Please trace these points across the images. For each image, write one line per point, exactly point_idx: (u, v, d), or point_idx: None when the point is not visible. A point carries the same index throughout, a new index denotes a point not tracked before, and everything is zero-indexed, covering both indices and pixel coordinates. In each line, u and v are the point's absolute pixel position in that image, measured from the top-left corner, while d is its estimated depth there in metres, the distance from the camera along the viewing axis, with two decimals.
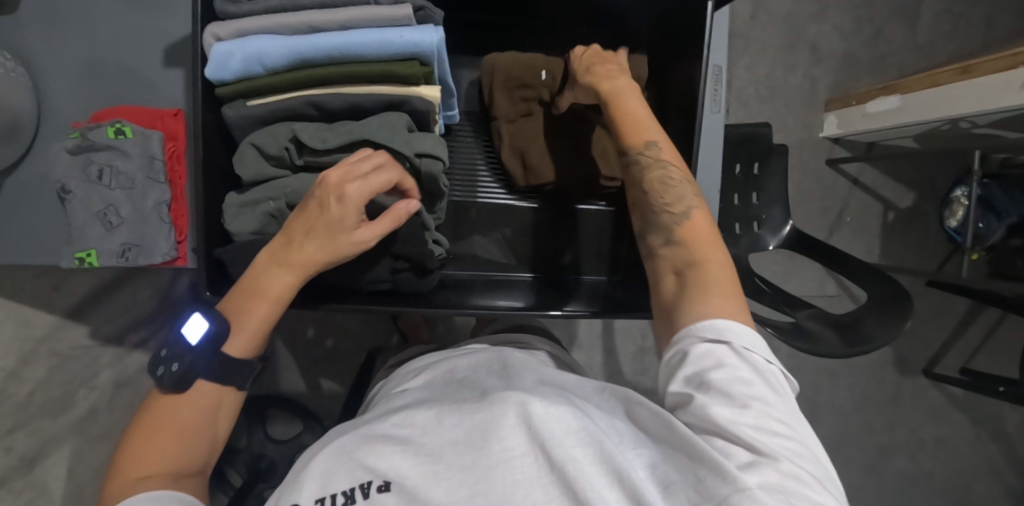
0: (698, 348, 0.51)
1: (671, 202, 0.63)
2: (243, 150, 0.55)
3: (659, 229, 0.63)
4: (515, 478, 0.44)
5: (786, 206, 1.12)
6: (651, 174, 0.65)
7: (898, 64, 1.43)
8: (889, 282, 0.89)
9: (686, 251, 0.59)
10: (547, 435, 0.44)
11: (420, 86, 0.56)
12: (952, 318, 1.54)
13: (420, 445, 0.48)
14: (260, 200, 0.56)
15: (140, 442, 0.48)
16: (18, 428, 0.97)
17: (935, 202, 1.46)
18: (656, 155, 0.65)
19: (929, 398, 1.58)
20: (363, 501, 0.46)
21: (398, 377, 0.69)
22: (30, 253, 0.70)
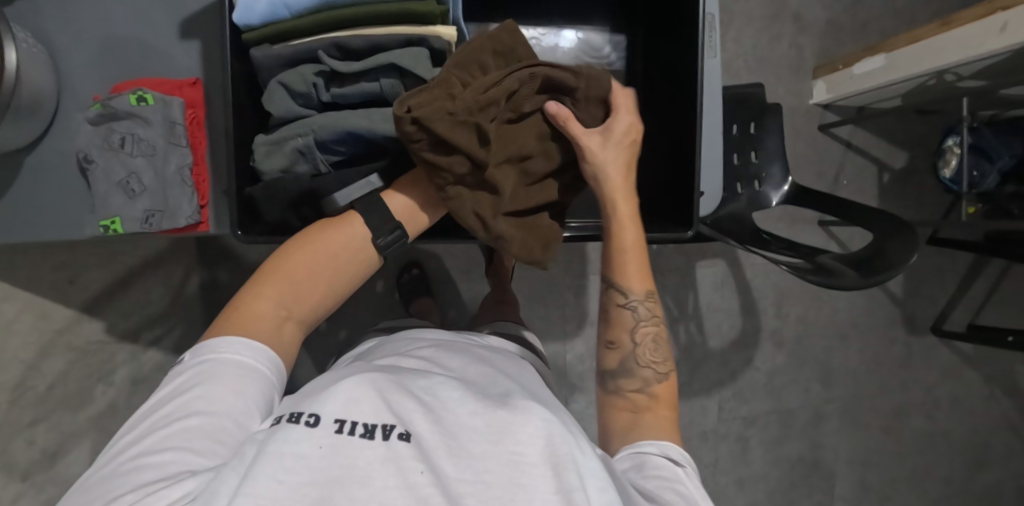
0: (654, 460, 0.54)
1: (654, 360, 0.64)
2: (272, 89, 0.60)
3: (630, 377, 0.63)
4: (521, 480, 0.40)
5: (785, 165, 1.13)
6: (642, 330, 0.65)
7: (878, 30, 1.48)
8: (893, 217, 0.91)
9: (654, 394, 0.62)
10: (567, 456, 0.41)
11: (436, 25, 0.59)
12: (954, 274, 1.57)
13: (441, 415, 0.44)
14: (288, 137, 0.61)
15: (269, 278, 0.53)
16: (40, 421, 0.91)
17: (927, 161, 1.50)
18: (649, 311, 0.65)
19: (940, 356, 1.59)
20: (380, 442, 0.40)
21: (414, 341, 0.66)
22: (57, 229, 0.71)
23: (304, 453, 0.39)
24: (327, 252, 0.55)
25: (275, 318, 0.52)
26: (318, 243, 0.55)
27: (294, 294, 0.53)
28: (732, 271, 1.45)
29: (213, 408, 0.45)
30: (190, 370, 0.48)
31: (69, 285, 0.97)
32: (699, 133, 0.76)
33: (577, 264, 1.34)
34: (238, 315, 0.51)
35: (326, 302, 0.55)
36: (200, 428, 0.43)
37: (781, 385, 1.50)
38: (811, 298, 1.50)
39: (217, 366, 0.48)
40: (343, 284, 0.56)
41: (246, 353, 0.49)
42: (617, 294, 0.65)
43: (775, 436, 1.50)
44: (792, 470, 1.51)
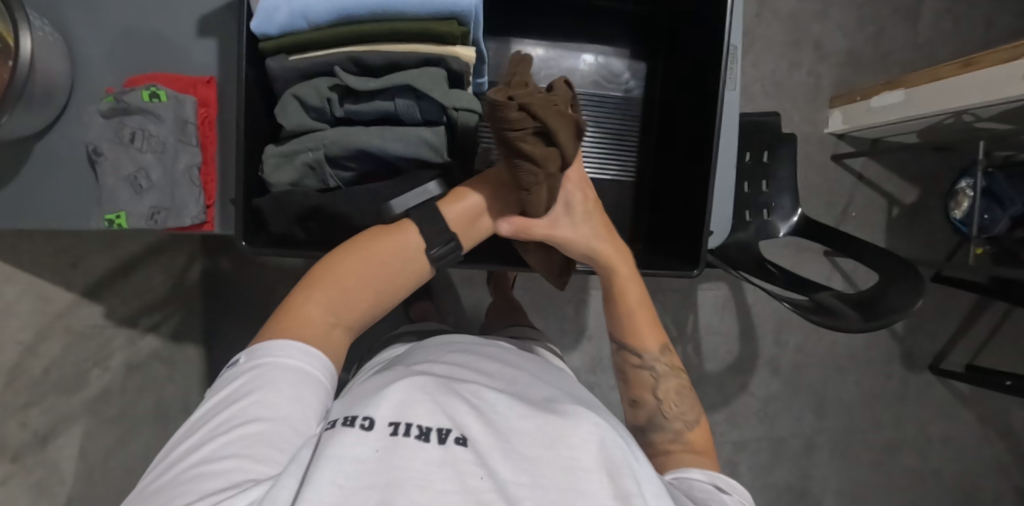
0: (699, 480, 0.55)
1: (683, 412, 0.63)
2: (286, 100, 0.60)
3: (658, 429, 0.62)
4: (576, 486, 0.40)
5: (796, 196, 1.12)
6: (662, 385, 0.65)
7: (899, 63, 1.47)
8: (899, 260, 0.91)
9: (684, 434, 0.61)
10: (623, 462, 0.41)
11: (456, 46, 0.59)
12: (956, 313, 1.57)
13: (491, 416, 0.44)
14: (299, 150, 0.61)
15: (323, 282, 0.54)
16: (34, 403, 0.89)
17: (938, 198, 1.49)
18: (669, 361, 0.66)
19: (936, 394, 1.59)
20: (437, 445, 0.40)
21: (443, 345, 0.64)
22: (62, 219, 0.71)
23: (361, 455, 0.39)
24: (380, 261, 0.56)
25: (325, 324, 0.53)
26: (375, 250, 0.57)
27: (342, 302, 0.54)
28: (734, 295, 1.44)
29: (271, 413, 0.45)
30: (240, 378, 0.48)
31: (72, 268, 0.97)
32: (713, 172, 0.76)
33: (579, 278, 1.34)
34: (286, 318, 0.52)
35: (369, 313, 0.56)
36: (258, 436, 0.43)
37: (774, 412, 1.50)
38: (811, 327, 1.50)
39: (271, 373, 0.48)
40: (391, 295, 0.57)
41: (299, 358, 0.49)
42: (631, 356, 0.66)
43: (765, 462, 1.49)
44: (779, 497, 1.51)
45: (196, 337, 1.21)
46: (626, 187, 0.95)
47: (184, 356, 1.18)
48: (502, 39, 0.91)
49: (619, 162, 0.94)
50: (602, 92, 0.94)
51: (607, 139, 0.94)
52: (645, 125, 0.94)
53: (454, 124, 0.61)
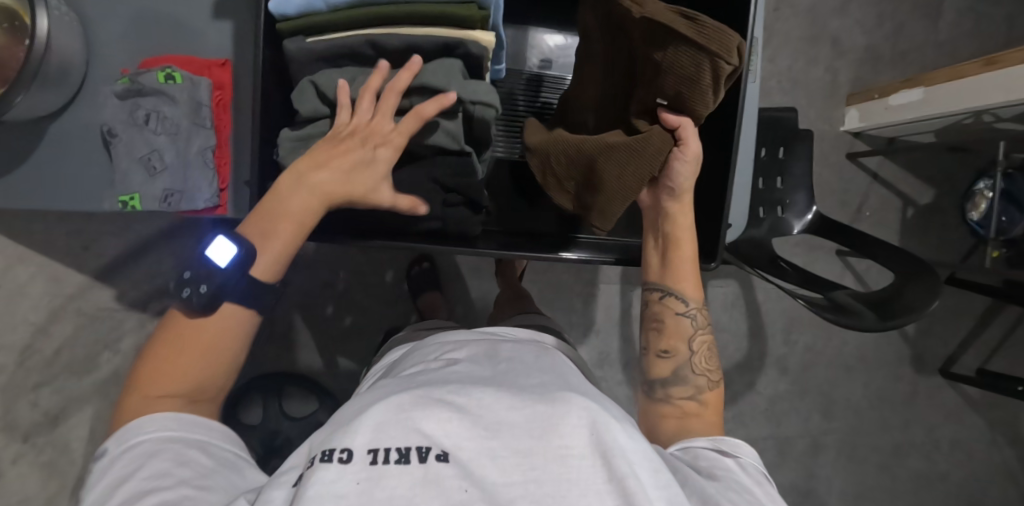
0: (710, 452, 0.57)
1: (708, 369, 0.68)
2: (303, 87, 0.59)
3: (685, 382, 0.66)
4: (571, 475, 0.40)
5: (811, 192, 1.11)
6: (697, 339, 0.69)
7: (919, 61, 1.45)
8: (914, 258, 0.90)
9: (702, 392, 0.66)
10: (614, 444, 0.42)
11: (476, 30, 0.59)
12: (969, 316, 1.55)
13: (477, 416, 0.44)
14: (315, 136, 0.61)
15: (173, 356, 0.50)
16: (43, 384, 0.97)
17: (955, 200, 1.47)
18: (701, 320, 0.70)
19: (945, 398, 1.57)
20: (419, 465, 0.40)
21: (441, 343, 0.64)
22: (74, 200, 0.72)
23: (342, 490, 0.38)
24: (203, 333, 0.51)
25: (175, 404, 0.49)
26: (193, 329, 0.51)
27: (188, 381, 0.50)
28: (744, 293, 1.43)
29: (164, 481, 0.43)
30: (123, 461, 0.46)
31: (84, 251, 0.98)
32: (733, 165, 0.75)
33: (588, 271, 1.33)
34: (142, 401, 0.49)
35: (219, 380, 0.52)
36: (162, 500, 0.42)
37: (781, 411, 1.49)
38: (821, 327, 1.49)
39: (152, 446, 0.46)
40: (230, 356, 0.53)
41: (173, 426, 0.48)
42: (681, 302, 0.70)
43: (770, 461, 1.49)
44: (784, 497, 1.50)
45: None
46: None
47: None
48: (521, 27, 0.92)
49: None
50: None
51: None
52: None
53: (471, 118, 0.60)
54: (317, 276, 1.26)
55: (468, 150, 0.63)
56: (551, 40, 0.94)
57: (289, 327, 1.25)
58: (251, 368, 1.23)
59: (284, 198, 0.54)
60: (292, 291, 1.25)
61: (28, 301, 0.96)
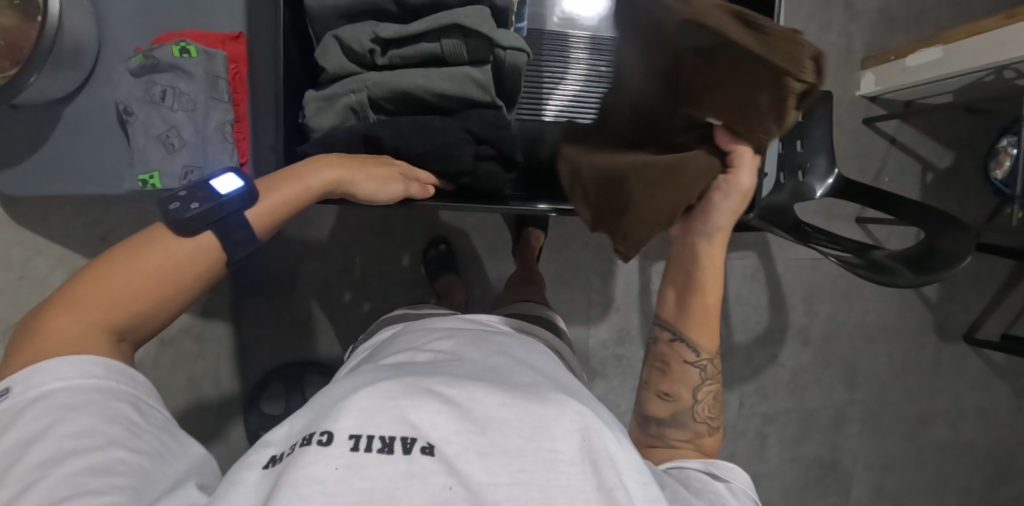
0: (700, 474, 0.56)
1: (712, 415, 0.65)
2: (329, 44, 0.67)
3: (686, 426, 0.64)
4: (559, 481, 0.40)
5: (831, 154, 1.09)
6: (703, 387, 0.65)
7: (934, 22, 1.42)
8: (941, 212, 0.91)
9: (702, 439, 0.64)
10: (604, 453, 0.42)
11: None
12: (993, 282, 1.53)
13: (466, 410, 0.43)
14: (341, 93, 0.68)
15: (106, 284, 0.46)
16: None
17: (976, 163, 1.44)
18: (710, 371, 0.65)
19: (970, 366, 1.55)
20: (402, 456, 0.39)
21: (428, 329, 0.62)
22: (90, 183, 0.71)
23: (321, 475, 0.37)
24: (153, 262, 0.48)
25: (102, 345, 0.45)
26: (134, 257, 0.47)
27: (126, 317, 0.47)
28: (763, 265, 1.41)
29: (92, 443, 0.39)
30: (32, 412, 0.40)
31: (102, 242, 0.96)
32: None
33: (606, 248, 1.31)
34: (48, 332, 0.44)
35: (147, 323, 0.48)
36: (90, 465, 0.38)
37: (804, 384, 1.47)
38: (843, 297, 1.47)
39: (73, 399, 0.41)
40: (170, 300, 0.49)
41: (90, 371, 0.44)
42: (690, 349, 0.65)
43: (795, 434, 1.47)
44: (809, 471, 1.49)
45: (225, 313, 1.21)
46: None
47: (214, 333, 1.20)
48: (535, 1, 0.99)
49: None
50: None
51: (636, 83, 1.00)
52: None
53: (501, 65, 0.66)
54: (333, 262, 1.25)
55: (498, 103, 0.68)
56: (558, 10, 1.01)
57: (307, 317, 1.24)
58: (271, 358, 1.23)
59: (308, 163, 0.59)
60: (310, 278, 1.24)
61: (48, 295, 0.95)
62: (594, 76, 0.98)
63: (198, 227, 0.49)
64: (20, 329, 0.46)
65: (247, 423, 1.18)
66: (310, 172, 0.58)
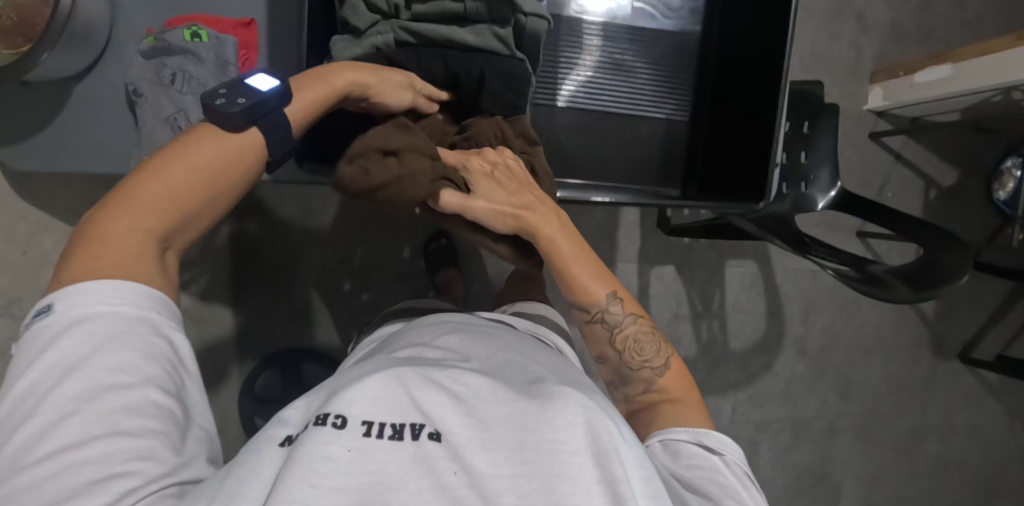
0: (692, 448, 0.57)
1: (650, 359, 0.65)
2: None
3: (636, 383, 0.65)
4: (563, 470, 0.40)
5: (835, 167, 1.09)
6: (620, 334, 0.66)
7: (944, 39, 1.42)
8: (938, 230, 0.92)
9: (660, 391, 0.64)
10: (608, 444, 0.42)
11: None
12: (991, 302, 1.54)
13: (472, 406, 0.44)
14: (369, 34, 0.67)
15: (149, 177, 0.45)
16: None
17: (979, 182, 1.45)
18: (617, 312, 0.66)
19: (964, 384, 1.56)
20: (411, 442, 0.40)
21: (437, 324, 0.63)
22: (96, 162, 0.72)
23: (334, 455, 0.38)
24: (203, 159, 0.47)
25: (147, 254, 0.44)
26: (185, 154, 0.47)
27: (171, 217, 0.45)
28: (762, 273, 1.42)
29: (130, 379, 0.40)
30: (69, 338, 0.40)
31: None
32: (777, 126, 0.86)
33: (607, 249, 1.31)
34: (89, 242, 0.43)
35: (191, 226, 0.47)
36: (125, 405, 0.39)
37: (798, 394, 1.47)
38: (840, 309, 1.48)
39: (112, 328, 0.41)
40: (214, 202, 0.48)
41: (124, 293, 0.42)
42: (584, 311, 0.66)
43: (786, 443, 1.48)
44: (798, 480, 1.49)
45: (224, 296, 1.21)
46: (684, 125, 1.04)
47: (213, 316, 1.20)
48: None
49: (671, 102, 1.03)
50: (638, 27, 1.00)
51: (649, 80, 1.02)
52: (693, 61, 1.03)
53: (523, 28, 0.69)
54: (334, 251, 1.26)
55: (519, 57, 0.70)
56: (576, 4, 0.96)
57: (306, 304, 1.25)
58: (269, 344, 1.23)
59: (331, 67, 0.61)
60: (310, 266, 1.25)
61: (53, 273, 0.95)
62: (609, 64, 0.99)
63: (245, 125, 0.50)
64: (67, 240, 0.44)
65: (242, 407, 1.18)
66: (330, 75, 0.60)
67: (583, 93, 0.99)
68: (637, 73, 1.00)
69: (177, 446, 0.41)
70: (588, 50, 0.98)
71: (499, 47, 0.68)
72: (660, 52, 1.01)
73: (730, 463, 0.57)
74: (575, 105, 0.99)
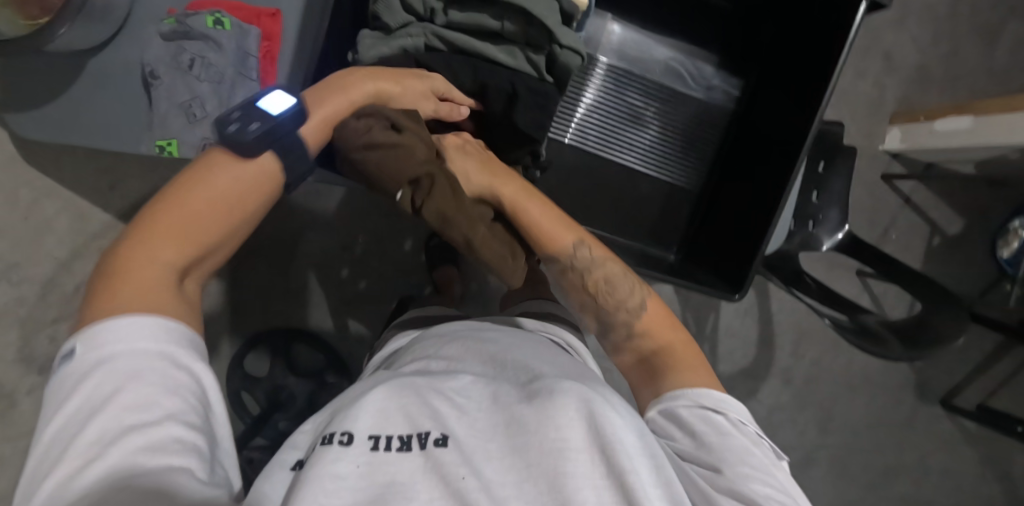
0: (691, 415, 0.54)
1: (625, 300, 0.65)
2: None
3: (617, 326, 0.65)
4: (568, 468, 0.40)
5: (845, 210, 1.08)
6: (592, 275, 0.67)
7: (969, 87, 1.41)
8: (936, 285, 0.92)
9: (649, 338, 0.62)
10: (613, 439, 0.41)
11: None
12: (978, 352, 1.55)
13: (474, 417, 0.45)
14: (400, 36, 0.70)
15: (171, 211, 0.46)
16: (63, 320, 0.97)
17: (985, 233, 1.44)
18: (588, 254, 0.67)
19: (944, 429, 1.57)
20: (419, 451, 0.41)
21: (443, 334, 0.64)
22: (102, 138, 0.70)
23: (342, 472, 0.39)
24: (218, 189, 0.48)
25: (172, 283, 0.45)
26: (205, 185, 0.48)
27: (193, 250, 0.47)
28: (758, 300, 1.43)
29: (152, 414, 0.39)
30: (95, 378, 0.40)
31: (109, 191, 0.97)
32: (786, 193, 0.82)
33: None
34: (116, 278, 0.44)
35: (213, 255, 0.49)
36: (147, 443, 0.38)
37: (779, 422, 1.49)
38: (830, 343, 1.49)
39: (132, 364, 0.40)
40: (233, 232, 0.50)
41: (144, 333, 0.42)
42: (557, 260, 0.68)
43: None
44: None
45: (221, 269, 1.21)
46: (690, 181, 1.04)
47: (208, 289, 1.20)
48: (606, 9, 0.99)
49: (679, 169, 1.03)
50: (661, 86, 1.01)
51: (654, 137, 1.01)
52: (713, 139, 1.03)
53: (554, 58, 0.70)
54: (336, 236, 1.25)
55: (546, 79, 0.72)
56: (611, 30, 1.00)
57: (302, 286, 1.25)
58: (261, 322, 1.23)
59: (348, 79, 0.61)
60: (310, 248, 1.25)
61: (53, 239, 0.97)
62: (623, 114, 1.00)
63: (258, 149, 0.50)
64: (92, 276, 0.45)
65: (228, 382, 1.18)
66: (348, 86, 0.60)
67: (592, 134, 1.00)
68: (644, 133, 1.01)
69: (205, 481, 0.39)
70: (605, 96, 0.99)
71: (527, 69, 0.71)
72: (676, 118, 1.02)
73: (734, 423, 0.53)
74: (580, 144, 1.00)
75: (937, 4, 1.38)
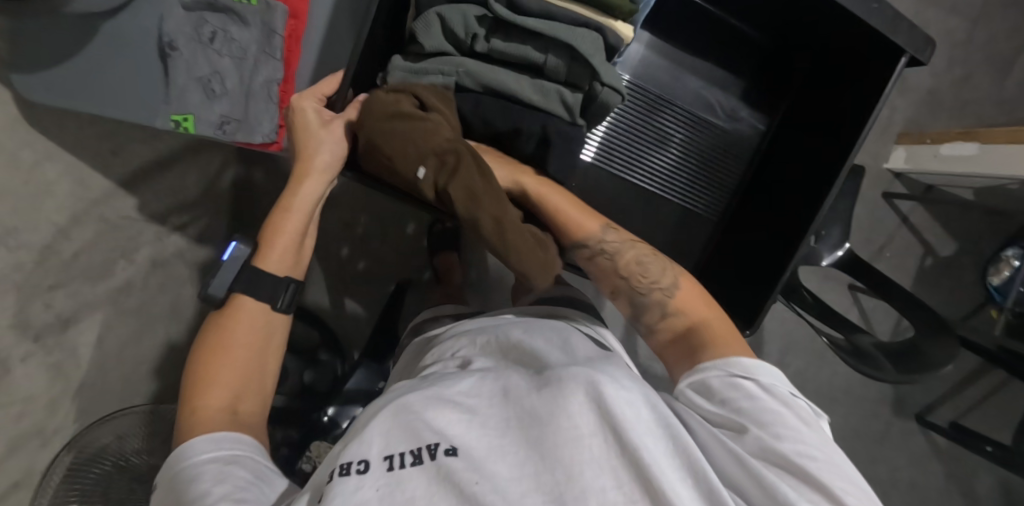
0: (721, 382, 0.56)
1: (658, 281, 0.68)
2: (431, 19, 0.66)
3: (651, 307, 0.68)
4: (583, 456, 0.41)
5: (847, 227, 1.09)
6: (623, 257, 0.70)
7: (976, 114, 1.42)
8: (925, 309, 0.95)
9: (683, 315, 0.66)
10: (622, 422, 0.41)
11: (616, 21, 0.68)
12: (956, 372, 1.60)
13: (484, 417, 0.46)
14: (430, 71, 0.68)
15: (209, 357, 0.62)
16: (59, 286, 0.91)
17: (975, 259, 1.47)
18: (615, 238, 0.71)
19: (915, 443, 1.62)
20: (431, 461, 0.41)
21: (457, 335, 0.64)
22: (111, 107, 0.70)
23: (363, 497, 0.40)
24: (232, 338, 0.63)
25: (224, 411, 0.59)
26: (233, 332, 0.64)
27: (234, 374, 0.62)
28: None
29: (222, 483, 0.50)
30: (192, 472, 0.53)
31: (112, 156, 0.98)
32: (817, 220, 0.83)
33: None
34: (192, 412, 0.59)
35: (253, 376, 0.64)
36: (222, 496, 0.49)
37: None
38: (814, 354, 1.53)
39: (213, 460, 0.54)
40: (258, 361, 0.64)
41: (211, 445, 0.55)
42: (585, 245, 0.71)
43: None
44: None
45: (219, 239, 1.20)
46: (712, 205, 1.05)
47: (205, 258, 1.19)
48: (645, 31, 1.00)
49: (702, 194, 1.04)
50: (685, 108, 1.03)
51: (676, 158, 1.02)
52: (736, 169, 1.04)
53: (594, 96, 0.68)
54: (338, 215, 1.24)
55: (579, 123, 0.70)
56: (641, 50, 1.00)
57: None
58: None
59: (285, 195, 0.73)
60: None
61: None
62: (649, 136, 1.01)
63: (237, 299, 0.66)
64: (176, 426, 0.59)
65: None
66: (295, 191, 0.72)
67: (616, 157, 1.00)
68: (666, 153, 1.01)
69: None
70: (628, 116, 0.99)
71: (559, 111, 0.68)
72: (699, 141, 1.03)
73: (766, 389, 0.55)
74: (604, 164, 1.00)
75: (956, 29, 1.39)
